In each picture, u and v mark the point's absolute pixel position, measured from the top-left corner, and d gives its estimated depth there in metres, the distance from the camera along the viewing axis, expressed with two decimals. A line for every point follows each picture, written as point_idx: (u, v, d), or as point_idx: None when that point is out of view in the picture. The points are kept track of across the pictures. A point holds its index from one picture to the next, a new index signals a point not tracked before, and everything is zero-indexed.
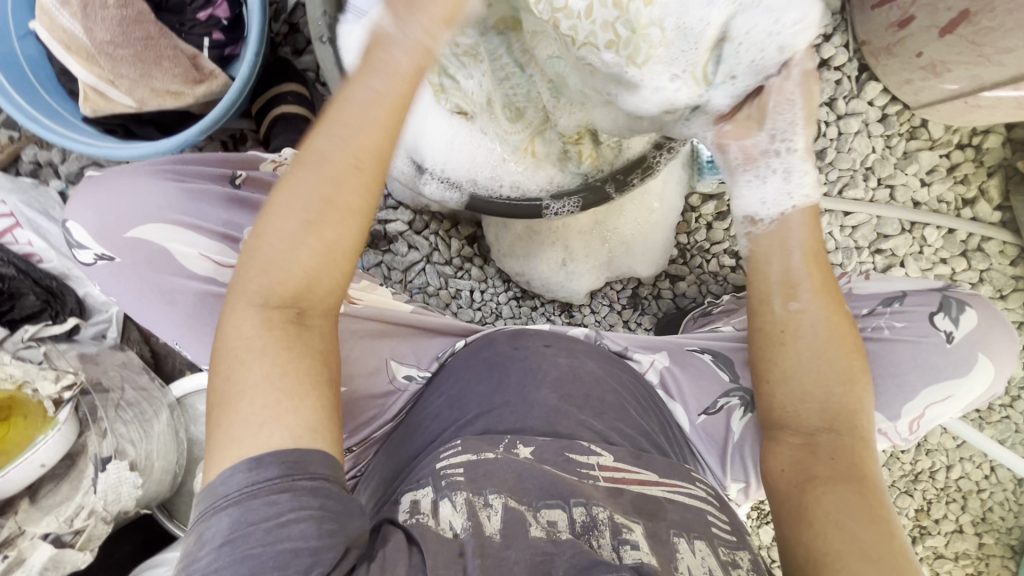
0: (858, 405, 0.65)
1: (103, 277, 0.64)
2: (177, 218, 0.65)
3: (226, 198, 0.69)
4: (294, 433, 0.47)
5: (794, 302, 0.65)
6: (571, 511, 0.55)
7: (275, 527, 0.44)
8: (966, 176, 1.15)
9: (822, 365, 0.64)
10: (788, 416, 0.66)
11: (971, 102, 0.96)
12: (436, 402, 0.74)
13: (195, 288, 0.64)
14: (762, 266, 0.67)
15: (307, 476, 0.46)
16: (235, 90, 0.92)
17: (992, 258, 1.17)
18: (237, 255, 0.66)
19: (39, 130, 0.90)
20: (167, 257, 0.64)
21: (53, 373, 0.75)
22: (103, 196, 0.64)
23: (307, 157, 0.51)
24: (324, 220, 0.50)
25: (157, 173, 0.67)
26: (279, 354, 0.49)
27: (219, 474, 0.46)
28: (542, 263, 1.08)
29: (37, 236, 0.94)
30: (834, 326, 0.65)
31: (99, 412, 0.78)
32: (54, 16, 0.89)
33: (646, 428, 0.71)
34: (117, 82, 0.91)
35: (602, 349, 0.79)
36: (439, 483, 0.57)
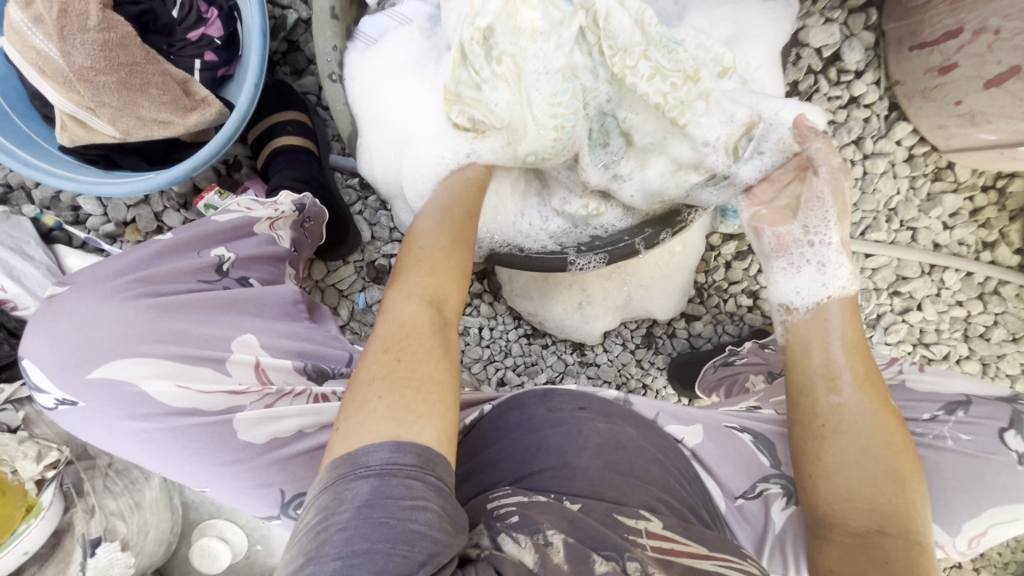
0: (918, 511, 0.57)
1: (70, 420, 0.54)
2: (151, 349, 0.54)
3: (207, 304, 0.60)
4: (434, 432, 0.47)
5: (835, 394, 0.61)
6: (625, 563, 0.51)
7: (405, 505, 0.43)
8: (988, 220, 1.12)
9: (871, 460, 0.58)
10: (836, 512, 0.58)
11: (1007, 153, 0.93)
12: (469, 465, 0.68)
13: (173, 427, 0.54)
14: (804, 357, 0.65)
15: (436, 474, 0.45)
16: (233, 122, 0.85)
17: (1008, 301, 1.14)
18: (227, 377, 0.57)
19: (12, 163, 0.81)
20: (140, 395, 0.53)
21: (34, 450, 0.68)
22: (61, 327, 0.54)
23: (411, 247, 0.61)
24: (441, 285, 0.58)
25: (121, 285, 0.57)
26: (421, 369, 0.50)
27: (362, 447, 0.45)
28: (557, 305, 1.05)
29: (11, 280, 0.87)
30: (881, 422, 0.59)
31: (85, 486, 0.72)
32: (26, 36, 0.80)
33: (691, 502, 0.66)
34: (98, 111, 0.82)
35: (636, 413, 0.73)
36: (492, 521, 0.55)
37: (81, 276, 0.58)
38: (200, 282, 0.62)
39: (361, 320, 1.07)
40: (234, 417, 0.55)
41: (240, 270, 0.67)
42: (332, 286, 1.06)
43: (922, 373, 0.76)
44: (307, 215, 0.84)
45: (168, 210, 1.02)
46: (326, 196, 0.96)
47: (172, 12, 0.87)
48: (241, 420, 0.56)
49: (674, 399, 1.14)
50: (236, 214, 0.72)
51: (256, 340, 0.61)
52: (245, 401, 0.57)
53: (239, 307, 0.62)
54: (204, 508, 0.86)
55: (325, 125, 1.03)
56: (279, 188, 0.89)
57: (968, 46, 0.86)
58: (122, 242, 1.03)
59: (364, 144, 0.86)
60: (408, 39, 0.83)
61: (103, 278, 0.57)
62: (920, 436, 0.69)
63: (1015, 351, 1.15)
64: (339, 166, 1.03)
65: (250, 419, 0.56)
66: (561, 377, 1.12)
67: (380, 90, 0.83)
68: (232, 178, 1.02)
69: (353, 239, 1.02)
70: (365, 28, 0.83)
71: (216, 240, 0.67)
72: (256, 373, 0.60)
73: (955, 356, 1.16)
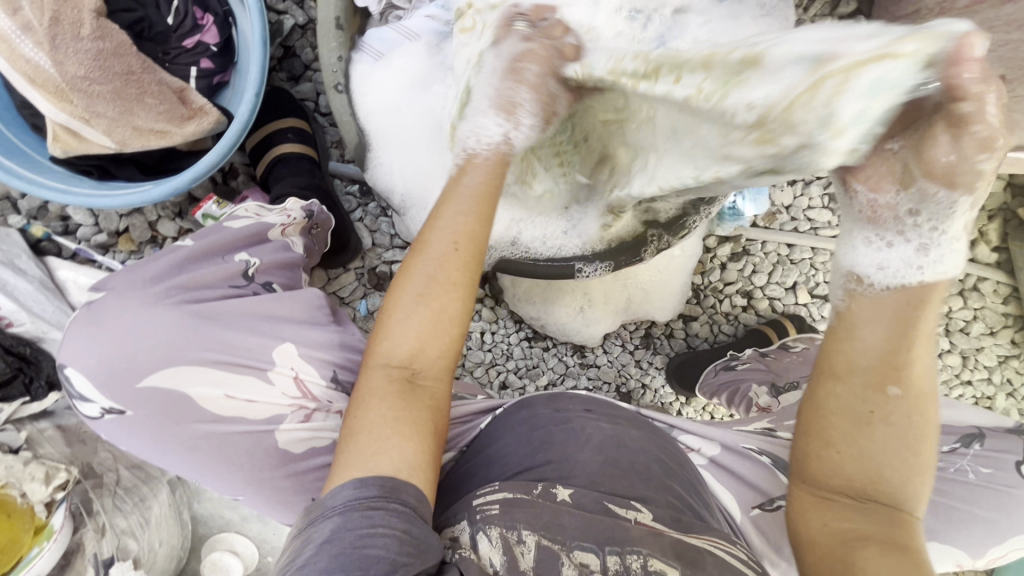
0: (915, 491, 0.55)
1: (114, 428, 0.62)
2: (197, 358, 0.62)
3: (244, 312, 0.67)
4: (396, 464, 0.53)
5: (873, 372, 0.52)
6: (606, 558, 0.53)
7: (366, 533, 0.48)
8: (968, 219, 1.15)
9: (889, 435, 0.53)
10: (837, 478, 0.54)
11: (990, 158, 0.97)
12: (474, 460, 0.70)
13: (214, 433, 0.61)
14: (856, 333, 0.53)
15: (399, 501, 0.50)
16: (234, 131, 0.84)
17: (986, 297, 1.18)
18: (270, 385, 0.65)
19: (3, 175, 0.78)
20: (190, 400, 0.61)
21: (42, 472, 0.68)
22: (110, 334, 0.60)
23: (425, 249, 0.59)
24: (437, 298, 0.57)
25: (165, 294, 0.64)
26: (390, 407, 0.55)
27: (331, 487, 0.52)
28: (560, 309, 1.07)
29: (6, 297, 0.84)
30: (924, 418, 0.53)
31: (94, 505, 0.72)
32: (13, 43, 0.75)
33: (690, 500, 0.65)
34: (93, 122, 0.80)
35: (635, 414, 0.75)
36: (472, 516, 0.56)
37: (121, 283, 0.64)
38: (232, 287, 0.70)
39: (365, 326, 1.06)
40: (275, 427, 0.65)
41: (264, 275, 0.74)
42: (333, 293, 1.05)
43: (932, 405, 0.81)
44: (315, 222, 0.88)
45: (162, 218, 0.98)
46: (330, 203, 0.97)
47: (167, 19, 0.85)
48: (282, 432, 0.65)
49: (672, 396, 1.17)
50: (252, 221, 0.77)
51: (295, 351, 0.67)
52: (287, 409, 0.66)
53: (274, 313, 0.69)
54: (214, 522, 0.86)
55: (324, 132, 1.02)
56: (284, 196, 0.89)
57: None
58: (115, 252, 0.99)
59: (375, 161, 0.87)
60: (415, 61, 0.81)
61: (144, 286, 0.64)
62: (945, 470, 0.73)
63: (991, 343, 1.20)
64: (339, 172, 1.03)
65: (288, 429, 0.65)
66: (563, 379, 1.14)
67: (387, 112, 0.84)
68: (229, 185, 1.01)
69: (355, 244, 1.01)
70: (371, 42, 0.82)
71: (238, 246, 0.74)
72: (295, 384, 0.66)
73: (937, 350, 1.21)
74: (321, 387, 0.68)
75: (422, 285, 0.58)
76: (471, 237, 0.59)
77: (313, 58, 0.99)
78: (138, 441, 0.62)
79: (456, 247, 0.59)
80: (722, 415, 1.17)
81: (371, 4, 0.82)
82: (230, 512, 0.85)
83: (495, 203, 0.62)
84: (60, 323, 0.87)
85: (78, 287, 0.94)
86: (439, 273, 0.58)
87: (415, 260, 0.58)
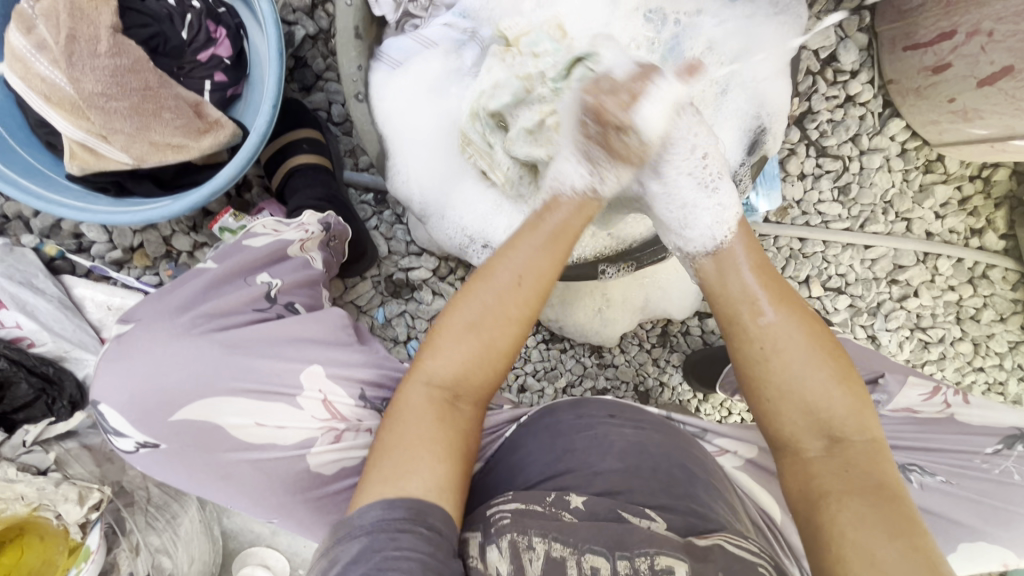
0: (858, 408, 0.58)
1: (147, 462, 0.62)
2: (231, 387, 0.61)
3: (271, 336, 0.66)
4: (426, 484, 0.52)
5: (758, 316, 0.61)
6: (615, 562, 0.53)
7: (391, 555, 0.48)
8: (975, 208, 1.16)
9: (811, 370, 0.58)
10: (791, 432, 0.59)
11: (998, 147, 0.98)
12: (501, 468, 0.70)
13: (248, 460, 0.62)
14: (723, 286, 0.64)
15: (426, 525, 0.50)
16: (251, 143, 0.83)
17: (995, 284, 1.19)
18: (300, 410, 0.63)
19: (22, 198, 0.78)
20: (223, 431, 0.61)
21: (75, 492, 0.67)
22: (140, 367, 0.61)
23: (485, 280, 0.60)
24: (490, 330, 0.59)
25: (192, 323, 0.64)
26: (427, 427, 0.56)
27: (357, 509, 0.51)
28: (578, 310, 1.07)
29: (25, 316, 0.84)
30: (808, 331, 0.60)
31: (128, 523, 0.71)
32: (29, 62, 0.77)
33: (717, 511, 0.63)
34: (110, 138, 0.80)
35: (663, 421, 0.74)
36: (486, 527, 0.56)
37: (149, 313, 0.65)
38: (255, 311, 0.68)
39: (383, 334, 1.06)
40: (307, 451, 0.63)
41: (286, 295, 0.72)
42: (350, 302, 1.05)
43: (968, 405, 0.78)
44: (332, 234, 0.84)
45: (176, 233, 0.97)
46: (345, 212, 0.95)
47: (181, 34, 0.84)
48: (315, 454, 0.64)
49: (690, 393, 1.17)
50: (271, 239, 0.75)
51: (324, 372, 0.65)
52: (317, 433, 0.64)
53: (298, 335, 0.66)
54: (244, 538, 0.86)
55: (338, 142, 1.02)
56: (301, 207, 0.89)
57: (961, 48, 0.91)
58: (130, 268, 0.98)
59: (394, 168, 0.86)
60: (434, 68, 0.84)
61: (172, 316, 0.64)
62: (989, 471, 0.75)
63: (1002, 330, 1.21)
64: (354, 181, 1.02)
65: (320, 453, 0.64)
66: (581, 380, 1.14)
67: (405, 116, 0.84)
68: (243, 198, 1.00)
69: (371, 252, 1.01)
70: (390, 52, 0.83)
71: (258, 267, 0.72)
72: (324, 406, 0.64)
73: (949, 338, 1.22)
74: (349, 408, 0.66)
75: (476, 314, 0.59)
76: (538, 275, 0.61)
77: (324, 68, 0.99)
78: (174, 472, 0.62)
79: (519, 282, 0.60)
80: (739, 410, 1.18)
81: (387, 12, 0.82)
82: (260, 526, 0.86)
83: (571, 247, 0.64)
84: (82, 341, 0.88)
85: (96, 305, 0.93)
86: (499, 308, 0.59)
87: (475, 288, 0.60)
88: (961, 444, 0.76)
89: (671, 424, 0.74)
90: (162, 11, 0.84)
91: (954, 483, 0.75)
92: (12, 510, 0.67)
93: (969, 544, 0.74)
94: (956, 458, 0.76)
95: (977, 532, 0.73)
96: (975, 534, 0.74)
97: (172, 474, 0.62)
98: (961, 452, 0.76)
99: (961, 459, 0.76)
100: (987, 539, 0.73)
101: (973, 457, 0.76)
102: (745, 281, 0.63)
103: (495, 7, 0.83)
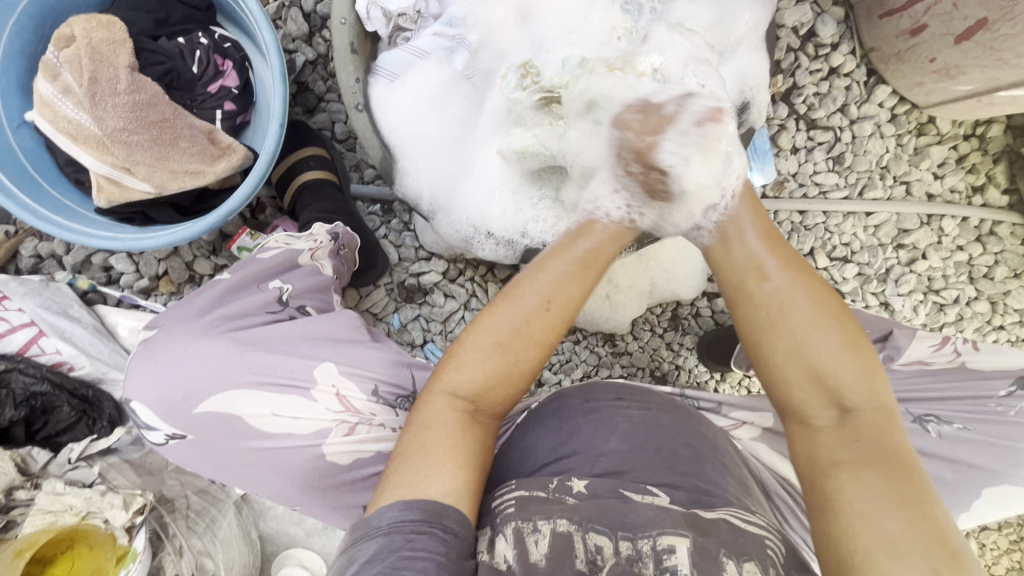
0: (869, 375, 0.57)
1: (180, 453, 0.67)
2: (247, 379, 0.65)
3: (284, 337, 0.69)
4: (444, 489, 0.54)
5: (766, 282, 0.61)
6: (618, 541, 0.54)
7: (405, 555, 0.49)
8: (974, 165, 1.16)
9: (814, 333, 0.58)
10: (805, 403, 0.58)
11: (984, 101, 1.00)
12: (513, 453, 0.71)
13: (268, 445, 0.66)
14: (729, 258, 0.65)
15: (442, 526, 0.52)
16: (261, 164, 0.85)
17: (1004, 241, 1.18)
18: (314, 401, 0.67)
19: (54, 228, 0.82)
20: (244, 423, 0.65)
21: (120, 500, 0.74)
22: (166, 368, 0.65)
23: (512, 297, 0.62)
24: (519, 348, 0.61)
25: (210, 324, 0.69)
26: (450, 441, 0.58)
27: (375, 509, 0.53)
28: (586, 298, 1.10)
29: (64, 341, 0.90)
30: (816, 295, 0.60)
31: (171, 528, 0.78)
32: (56, 106, 0.84)
33: (726, 488, 0.63)
34: (134, 169, 0.85)
35: (668, 400, 0.73)
36: (493, 519, 0.57)
37: (170, 320, 0.70)
38: (269, 314, 0.72)
39: (399, 338, 1.09)
40: (323, 442, 0.67)
41: (298, 299, 0.76)
42: (366, 310, 1.08)
43: (979, 351, 0.77)
44: (341, 243, 0.87)
45: (198, 258, 1.02)
46: (353, 222, 1.00)
47: (192, 69, 0.91)
48: (330, 445, 0.67)
49: (707, 374, 1.18)
50: (280, 251, 0.78)
51: (335, 366, 0.68)
52: (332, 424, 0.67)
53: (315, 331, 0.70)
54: (281, 540, 0.92)
55: (343, 157, 1.08)
56: (311, 221, 0.94)
57: (934, 8, 0.94)
58: (157, 295, 1.03)
59: (403, 173, 0.89)
60: (429, 78, 0.89)
61: (193, 319, 0.69)
62: (1004, 414, 0.73)
63: (1018, 286, 1.19)
64: (360, 194, 1.07)
65: (334, 445, 0.67)
66: (597, 369, 1.16)
67: (407, 126, 0.89)
68: (258, 219, 1.06)
69: (382, 260, 1.04)
70: (386, 65, 0.88)
71: (271, 274, 0.76)
72: (337, 399, 0.68)
73: (964, 298, 1.20)
74: (361, 400, 0.68)
75: (505, 332, 0.61)
76: (566, 300, 0.63)
77: (325, 90, 1.05)
78: (200, 462, 0.67)
79: (547, 305, 0.62)
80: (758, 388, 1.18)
81: (379, 27, 0.88)
82: (294, 527, 0.91)
83: (602, 270, 0.66)
84: (118, 363, 0.92)
85: (129, 330, 0.98)
86: (526, 327, 0.61)
87: (504, 304, 0.62)
88: (975, 389, 0.75)
89: (674, 402, 0.74)
90: (173, 49, 0.90)
91: (969, 429, 0.74)
92: (64, 521, 0.73)
93: (993, 489, 0.72)
94: (974, 407, 0.75)
95: (1000, 475, 0.72)
96: (997, 477, 0.73)
97: (201, 464, 0.68)
98: (974, 398, 0.75)
99: (973, 403, 0.75)
100: (1011, 481, 0.72)
101: (986, 401, 0.75)
102: (753, 251, 0.63)
103: (477, 11, 0.89)
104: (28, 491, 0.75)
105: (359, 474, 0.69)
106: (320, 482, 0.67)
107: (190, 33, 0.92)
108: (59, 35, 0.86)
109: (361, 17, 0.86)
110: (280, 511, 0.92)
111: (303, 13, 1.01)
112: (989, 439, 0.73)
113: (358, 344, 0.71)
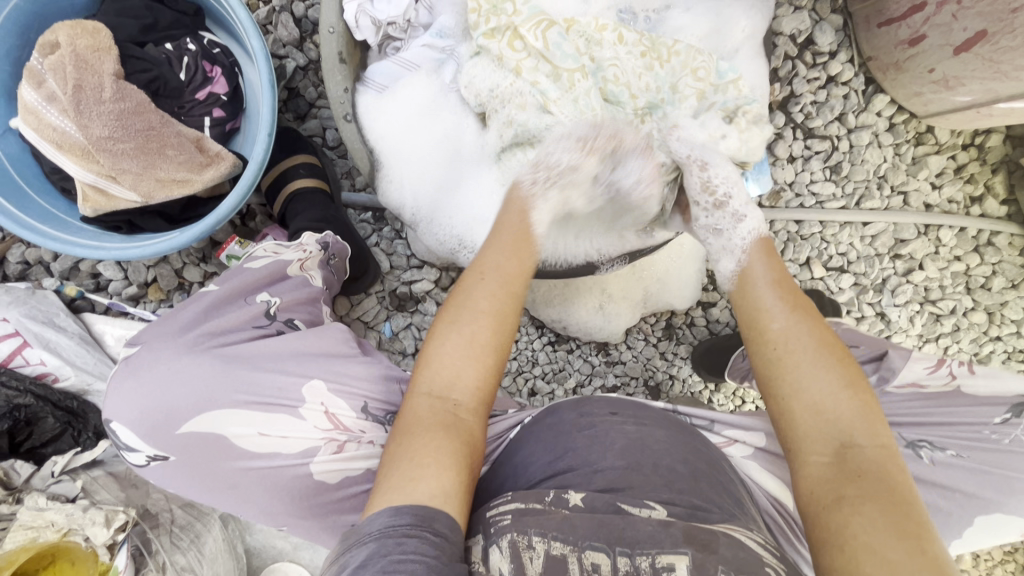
0: (873, 417, 0.55)
1: (159, 475, 0.66)
2: (233, 400, 0.64)
3: (273, 351, 0.68)
4: (432, 491, 0.52)
5: (775, 323, 0.63)
6: (615, 558, 0.53)
7: (397, 559, 0.47)
8: (972, 175, 1.15)
9: (813, 369, 0.58)
10: (806, 440, 0.56)
11: (983, 112, 0.99)
12: (504, 471, 0.70)
13: (252, 467, 0.65)
14: (753, 299, 0.66)
15: (433, 530, 0.50)
16: (250, 172, 0.84)
17: (1003, 251, 1.16)
18: (303, 421, 0.66)
19: (39, 238, 0.81)
20: (228, 444, 0.64)
21: (102, 516, 0.73)
22: (147, 389, 0.64)
23: (460, 288, 0.66)
24: (474, 323, 0.62)
25: (195, 341, 0.67)
26: (432, 438, 0.56)
27: (367, 516, 0.51)
28: (579, 308, 1.09)
29: (49, 353, 0.89)
30: (821, 338, 0.60)
31: (153, 544, 0.77)
32: (41, 114, 0.83)
33: (724, 508, 0.61)
34: (120, 178, 0.84)
35: (660, 414, 0.72)
36: (487, 529, 0.56)
37: (154, 335, 0.68)
38: (255, 329, 0.71)
39: (390, 348, 1.08)
40: (310, 461, 0.66)
41: (286, 312, 0.74)
42: (358, 318, 1.07)
43: (974, 376, 0.76)
44: (332, 253, 0.87)
45: (188, 266, 1.00)
46: (345, 231, 0.98)
47: (180, 75, 0.89)
48: (317, 464, 0.66)
49: (702, 385, 1.16)
50: (270, 260, 0.78)
51: (323, 386, 0.67)
52: (320, 444, 0.66)
53: (308, 349, 0.69)
54: (268, 552, 0.92)
55: (335, 164, 1.06)
56: (301, 230, 0.92)
57: (933, 18, 0.93)
58: (146, 302, 1.02)
59: (386, 181, 0.90)
60: (417, 89, 0.90)
61: (176, 336, 0.68)
62: (999, 442, 0.72)
63: (1016, 297, 1.18)
64: (351, 201, 1.06)
65: (323, 462, 0.66)
66: (591, 379, 1.15)
67: (395, 139, 0.90)
68: (248, 227, 1.05)
69: (374, 269, 1.03)
70: (375, 77, 0.89)
71: (257, 289, 0.75)
72: (326, 417, 0.66)
73: (961, 309, 1.19)
74: (351, 418, 0.68)
75: (456, 313, 0.63)
76: (502, 268, 0.66)
77: (317, 96, 1.04)
78: (183, 482, 0.66)
79: (486, 279, 0.65)
80: (753, 399, 1.17)
81: (369, 36, 0.87)
82: (282, 540, 0.91)
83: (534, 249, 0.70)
84: (102, 373, 0.91)
85: (116, 339, 0.97)
86: (472, 303, 0.63)
87: (455, 296, 0.64)
88: (969, 416, 0.74)
89: (667, 416, 0.73)
90: (160, 56, 0.89)
91: (965, 455, 0.72)
92: (44, 537, 0.72)
93: (986, 518, 0.71)
94: (966, 433, 0.73)
95: (992, 503, 0.71)
96: (988, 506, 0.71)
97: (182, 485, 0.66)
98: (969, 425, 0.74)
99: (968, 432, 0.73)
100: (1001, 510, 0.71)
101: (980, 428, 0.73)
102: (767, 300, 0.65)
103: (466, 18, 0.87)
104: (9, 505, 0.75)
105: (345, 492, 0.68)
106: (306, 500, 0.66)
107: (178, 39, 0.91)
108: (44, 41, 0.84)
109: (350, 26, 0.85)
110: (268, 524, 0.92)
111: (294, 18, 0.99)
112: (985, 460, 0.72)
113: (345, 360, 0.70)
